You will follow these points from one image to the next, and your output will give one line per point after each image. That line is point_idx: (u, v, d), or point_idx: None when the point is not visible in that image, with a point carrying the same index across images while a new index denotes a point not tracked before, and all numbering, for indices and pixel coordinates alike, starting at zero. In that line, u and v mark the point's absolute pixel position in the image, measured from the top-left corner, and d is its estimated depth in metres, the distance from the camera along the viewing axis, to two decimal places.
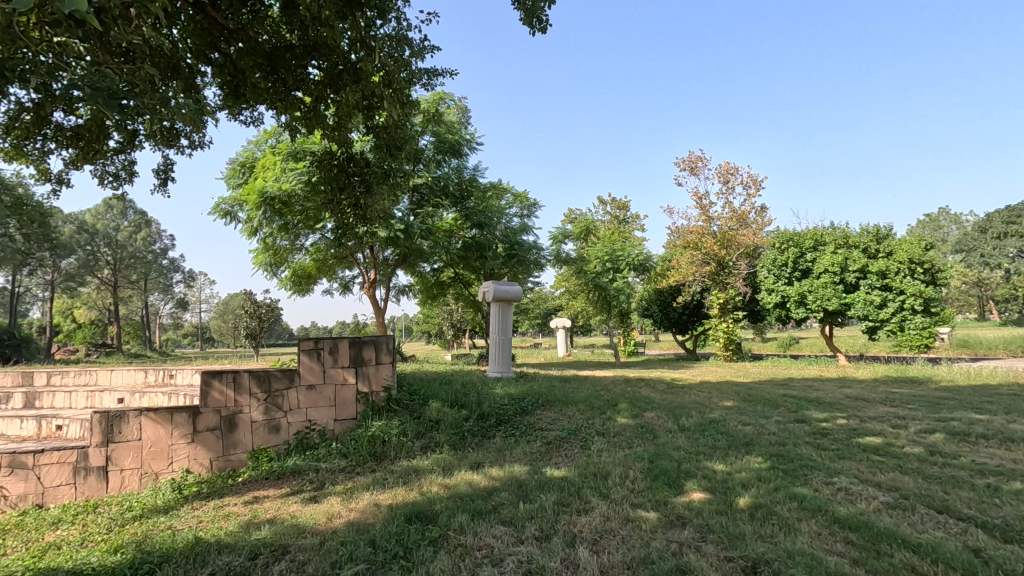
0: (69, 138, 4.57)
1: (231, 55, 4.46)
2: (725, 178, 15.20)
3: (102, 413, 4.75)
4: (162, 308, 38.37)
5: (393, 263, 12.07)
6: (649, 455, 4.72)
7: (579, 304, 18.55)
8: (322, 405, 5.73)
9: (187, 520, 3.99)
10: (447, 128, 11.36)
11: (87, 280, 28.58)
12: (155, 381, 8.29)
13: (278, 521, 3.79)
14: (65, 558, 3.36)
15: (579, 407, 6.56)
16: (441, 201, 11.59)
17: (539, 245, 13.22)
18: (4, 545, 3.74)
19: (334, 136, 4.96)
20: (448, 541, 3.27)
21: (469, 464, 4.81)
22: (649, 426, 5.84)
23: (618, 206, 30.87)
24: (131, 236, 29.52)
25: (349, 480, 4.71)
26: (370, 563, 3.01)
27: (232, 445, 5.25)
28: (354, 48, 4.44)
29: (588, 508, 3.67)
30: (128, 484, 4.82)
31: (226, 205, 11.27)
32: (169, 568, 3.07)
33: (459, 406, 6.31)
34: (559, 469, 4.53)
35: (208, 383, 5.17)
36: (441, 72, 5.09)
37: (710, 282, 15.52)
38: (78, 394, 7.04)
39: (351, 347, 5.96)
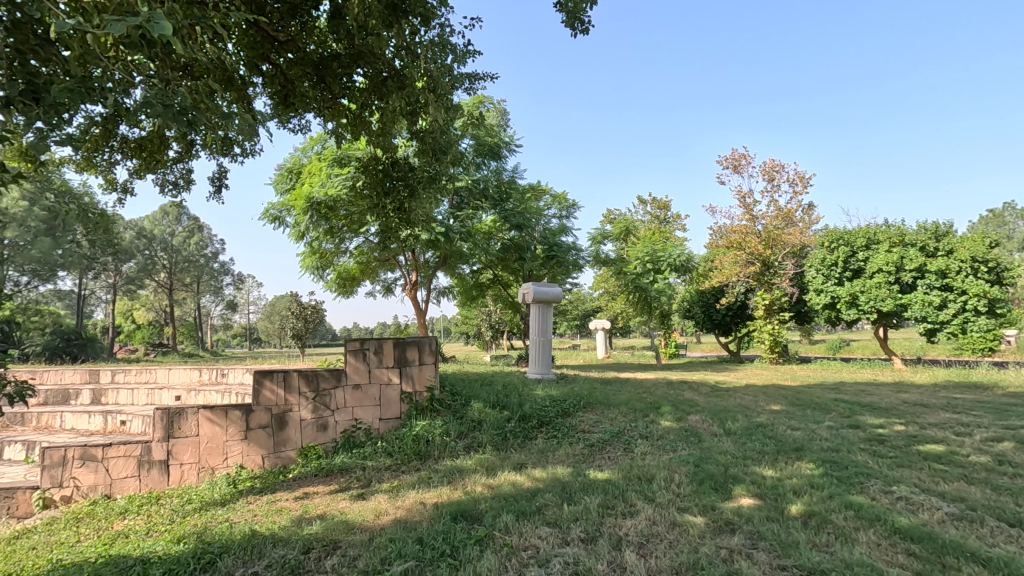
0: (133, 149, 4.83)
1: (281, 66, 4.59)
2: (771, 176, 14.79)
3: (163, 410, 5.01)
4: (213, 309, 40.01)
5: (434, 265, 12.23)
6: (694, 458, 4.64)
7: (619, 305, 18.33)
8: (368, 405, 5.87)
9: (243, 514, 4.16)
10: (486, 131, 11.43)
11: (145, 283, 30.04)
12: (209, 379, 8.65)
13: (328, 517, 3.91)
14: (133, 546, 3.56)
15: (622, 410, 6.52)
16: (481, 203, 11.66)
17: (578, 246, 13.18)
18: (79, 533, 3.99)
19: (379, 142, 5.06)
20: (494, 540, 3.30)
21: (512, 464, 4.84)
22: (694, 429, 5.73)
23: (659, 206, 30.37)
24: (185, 241, 30.81)
25: (395, 478, 4.81)
26: (419, 561, 3.06)
27: (282, 442, 5.44)
28: (399, 54, 4.54)
29: (634, 511, 3.64)
30: (187, 478, 5.07)
31: (275, 210, 11.69)
32: (228, 559, 3.21)
33: (501, 406, 6.36)
34: (603, 472, 4.51)
35: (261, 382, 5.39)
36: (483, 76, 5.13)
37: (755, 283, 15.11)
38: (139, 392, 7.43)
39: (395, 348, 6.09)
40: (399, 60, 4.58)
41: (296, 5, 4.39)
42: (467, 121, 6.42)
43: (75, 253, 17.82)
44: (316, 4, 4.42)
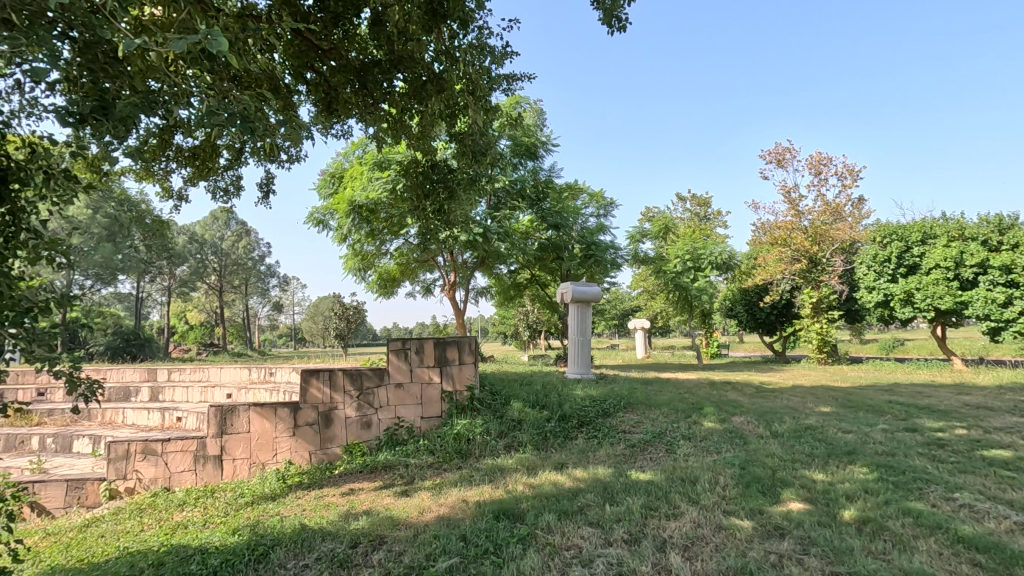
0: (187, 158, 5.06)
1: (324, 73, 4.75)
2: (817, 169, 14.28)
3: (217, 407, 5.24)
4: (260, 310, 41.47)
5: (472, 265, 12.33)
6: (740, 460, 4.54)
7: (659, 304, 18.04)
8: (410, 403, 5.98)
9: (293, 508, 4.31)
10: (524, 132, 11.46)
11: (197, 286, 31.39)
12: (257, 377, 8.97)
13: (374, 513, 4.01)
14: (192, 536, 3.75)
15: (663, 410, 6.42)
16: (518, 203, 11.67)
17: (617, 245, 13.05)
18: (142, 522, 4.22)
19: (419, 145, 5.14)
20: (536, 539, 3.32)
21: (553, 464, 4.84)
22: (739, 431, 5.60)
23: (699, 203, 29.76)
24: (233, 244, 31.99)
25: (437, 476, 4.89)
26: (462, 558, 3.10)
27: (329, 439, 5.60)
28: (438, 58, 4.61)
29: (677, 513, 3.58)
30: (239, 472, 5.27)
31: (319, 214, 12.03)
32: (280, 552, 3.33)
33: (541, 406, 6.36)
34: (645, 473, 4.45)
35: (307, 380, 5.56)
36: (520, 76, 5.15)
37: (801, 281, 14.60)
38: (194, 389, 7.77)
39: (436, 348, 6.18)
40: (438, 63, 4.64)
41: (338, 14, 4.52)
42: (505, 122, 6.46)
43: (134, 257, 18.79)
44: (358, 12, 4.55)
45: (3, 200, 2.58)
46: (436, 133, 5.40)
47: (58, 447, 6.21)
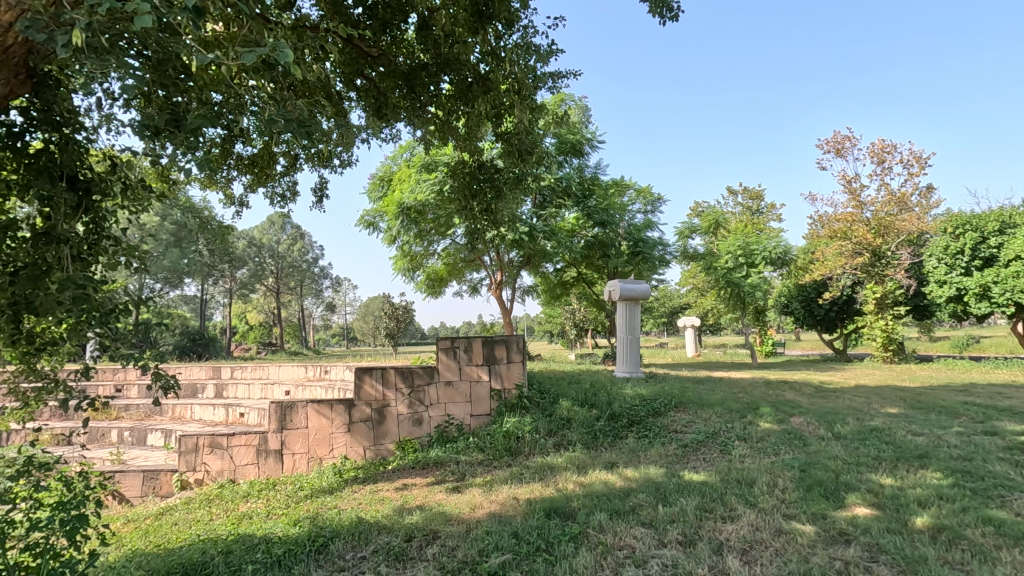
0: (247, 166, 5.28)
1: (374, 79, 4.85)
2: (880, 157, 13.53)
3: (277, 403, 5.48)
4: (314, 310, 43.00)
5: (518, 264, 12.38)
6: (800, 463, 4.36)
7: (709, 301, 17.57)
8: (459, 401, 6.06)
9: (349, 501, 4.46)
10: (569, 129, 11.37)
11: (256, 288, 32.85)
12: (313, 375, 9.31)
13: (426, 508, 4.09)
14: (258, 526, 3.94)
15: (716, 410, 6.26)
16: (564, 201, 11.62)
17: (665, 242, 12.80)
18: (211, 512, 4.46)
19: (466, 146, 5.20)
20: (588, 538, 3.30)
21: (603, 463, 4.80)
22: (798, 432, 5.39)
23: (751, 196, 28.75)
24: (289, 247, 33.30)
25: (487, 473, 4.94)
26: (515, 554, 3.13)
27: (382, 435, 5.75)
28: (484, 59, 4.64)
29: (734, 515, 3.48)
30: (298, 467, 5.49)
31: (369, 217, 12.36)
32: (339, 543, 3.46)
33: (590, 405, 6.32)
34: (699, 474, 4.35)
35: (361, 378, 5.74)
36: (565, 74, 5.12)
37: (863, 275, 13.70)
38: (255, 387, 8.16)
39: (484, 346, 6.23)
40: (484, 64, 4.68)
41: (386, 21, 4.68)
42: (551, 121, 6.44)
43: (199, 261, 19.82)
44: (405, 18, 4.69)
45: (87, 209, 2.81)
46: (482, 133, 5.44)
47: (135, 440, 6.64)
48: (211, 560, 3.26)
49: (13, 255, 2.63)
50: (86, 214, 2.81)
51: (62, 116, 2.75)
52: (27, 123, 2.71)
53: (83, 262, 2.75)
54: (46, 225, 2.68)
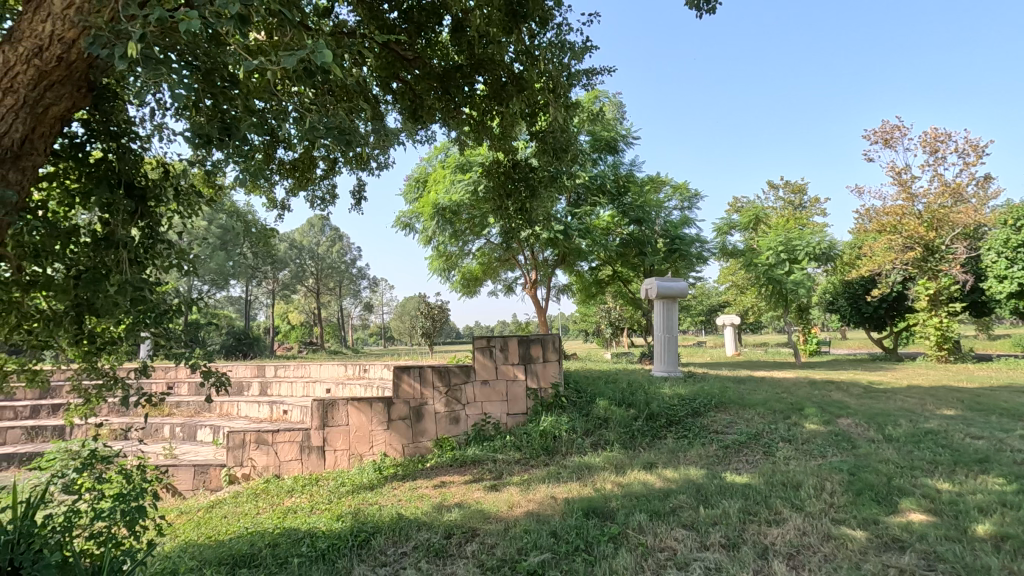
0: (288, 170, 5.43)
1: (410, 82, 4.90)
2: (933, 147, 12.92)
3: (319, 401, 5.63)
4: (352, 311, 43.93)
5: (553, 263, 12.34)
6: (848, 466, 4.21)
7: (750, 299, 17.13)
8: (496, 400, 6.09)
9: (390, 498, 4.53)
10: (603, 126, 11.26)
11: (297, 289, 33.76)
12: (353, 373, 9.49)
13: (465, 505, 4.13)
14: (302, 520, 4.05)
15: (759, 410, 6.10)
16: (599, 199, 11.51)
17: (702, 239, 12.55)
18: (258, 506, 4.61)
19: (501, 145, 5.20)
20: (628, 539, 3.27)
21: (642, 463, 4.74)
22: (846, 434, 5.20)
23: (793, 190, 27.84)
24: (329, 249, 34.13)
25: (525, 472, 4.95)
26: (554, 553, 3.12)
27: (420, 433, 5.83)
28: (518, 58, 4.63)
29: (780, 519, 3.38)
30: (340, 463, 5.62)
31: (406, 218, 12.55)
32: (380, 539, 3.52)
33: (627, 405, 6.25)
34: (741, 476, 4.24)
35: (399, 376, 5.84)
36: (600, 70, 5.07)
37: (915, 271, 13.16)
38: (297, 385, 8.40)
39: (520, 345, 6.24)
40: (518, 63, 4.68)
41: (421, 24, 4.74)
42: (586, 119, 6.39)
43: (244, 264, 20.50)
44: (439, 20, 4.74)
45: (143, 214, 2.96)
46: (516, 133, 5.45)
47: (186, 436, 6.93)
48: (259, 553, 3.38)
49: (75, 260, 2.78)
50: (142, 219, 2.95)
51: (119, 126, 2.88)
52: (87, 135, 2.83)
53: (139, 265, 2.89)
54: (106, 231, 2.83)
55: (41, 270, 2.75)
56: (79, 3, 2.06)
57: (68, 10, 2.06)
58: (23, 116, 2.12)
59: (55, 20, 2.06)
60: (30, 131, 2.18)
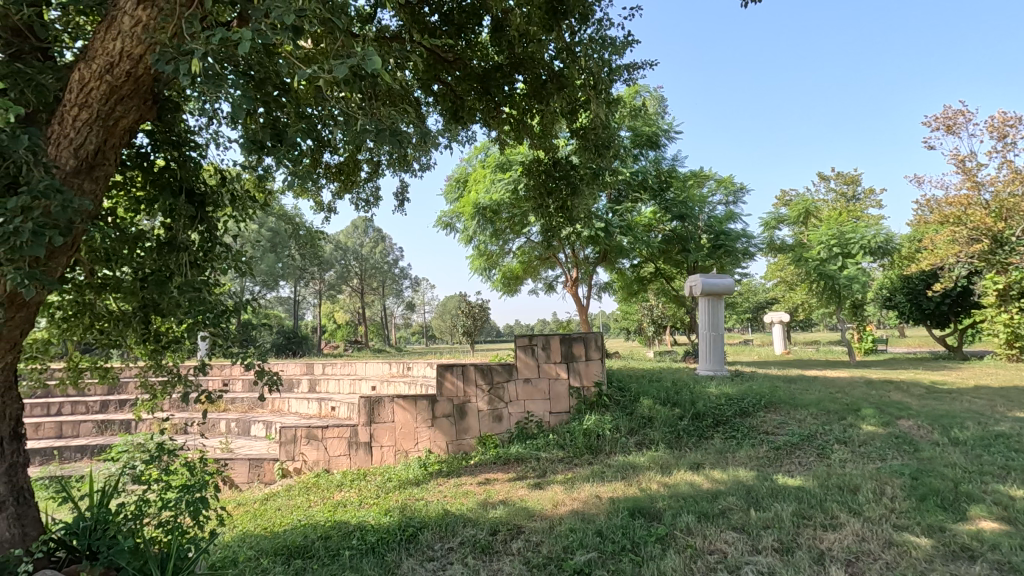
0: (334, 173, 5.58)
1: (450, 83, 4.94)
2: (1000, 132, 12.12)
3: (366, 398, 5.78)
4: (395, 310, 44.79)
5: (594, 260, 12.21)
6: (911, 470, 4.01)
7: (799, 295, 16.51)
8: (539, 398, 6.09)
9: (436, 494, 4.61)
10: (644, 120, 11.06)
11: (342, 289, 34.67)
12: (397, 371, 9.68)
13: (510, 503, 4.16)
14: (352, 514, 4.17)
15: (812, 411, 5.88)
16: (640, 195, 11.33)
17: (749, 234, 12.18)
18: (309, 499, 4.77)
19: (541, 143, 5.19)
20: (676, 540, 3.21)
21: (688, 464, 4.65)
22: (908, 436, 4.95)
23: (845, 181, 26.69)
24: (372, 250, 34.96)
25: (569, 470, 4.92)
26: (600, 552, 3.10)
27: (463, 430, 5.90)
28: (558, 56, 4.61)
29: (837, 524, 3.26)
30: (386, 459, 5.75)
31: (446, 218, 12.70)
32: (427, 534, 3.59)
33: (672, 404, 6.15)
34: (794, 479, 4.10)
35: (443, 374, 5.92)
36: (641, 65, 4.97)
37: (981, 264, 12.38)
38: (344, 382, 8.62)
39: (562, 343, 6.22)
40: (558, 61, 4.66)
41: (461, 25, 4.78)
42: (627, 115, 6.30)
43: (292, 265, 21.17)
44: (479, 20, 4.76)
45: (202, 219, 3.10)
46: (557, 130, 5.42)
47: (241, 431, 7.23)
48: (312, 545, 3.49)
49: (141, 263, 2.97)
50: (202, 224, 3.09)
51: (179, 136, 3.03)
52: (151, 145, 2.99)
53: (199, 268, 3.03)
54: (169, 235, 2.99)
55: (110, 273, 2.96)
56: (146, 20, 2.15)
57: (136, 28, 2.15)
58: (96, 130, 2.28)
59: (124, 37, 2.16)
60: (102, 143, 2.33)
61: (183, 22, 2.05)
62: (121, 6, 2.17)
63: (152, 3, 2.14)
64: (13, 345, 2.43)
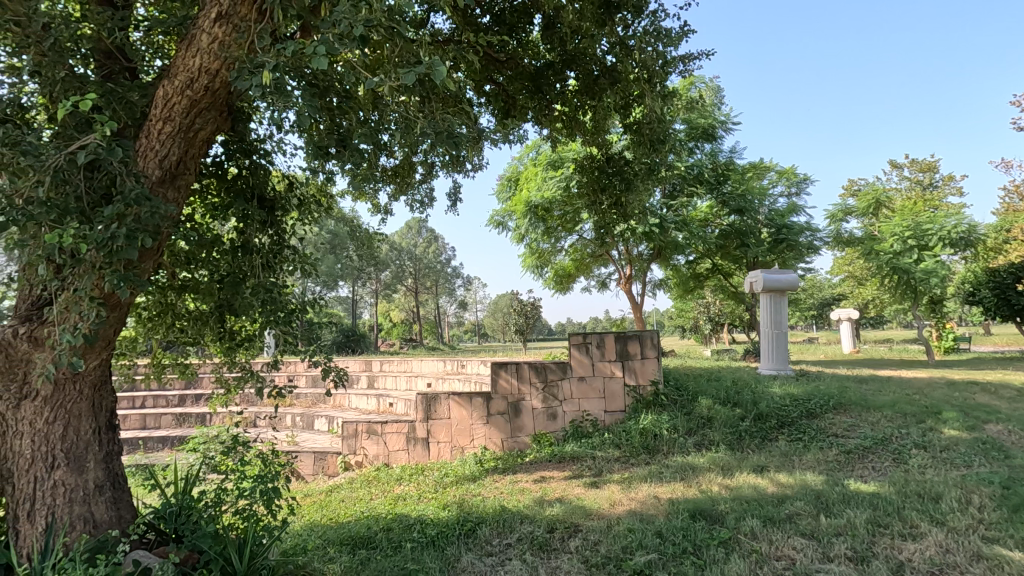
0: (390, 176, 5.74)
1: (502, 83, 4.97)
2: None
3: (423, 395, 5.91)
4: (448, 308, 45.54)
5: (648, 257, 11.98)
6: (1001, 478, 3.71)
7: (870, 291, 15.58)
8: (593, 397, 6.04)
9: (492, 490, 4.66)
10: (699, 112, 10.73)
11: (397, 289, 35.59)
12: (452, 369, 9.83)
13: (566, 501, 4.15)
14: (412, 507, 4.28)
15: (886, 413, 5.54)
16: (696, 189, 11.02)
17: (814, 226, 11.60)
18: (371, 492, 4.93)
19: (594, 139, 5.15)
20: (740, 544, 3.11)
21: (751, 466, 4.49)
22: (996, 442, 4.59)
23: (921, 168, 24.98)
24: (425, 250, 35.74)
25: (625, 470, 4.87)
26: (661, 554, 3.05)
27: (518, 428, 5.94)
28: (611, 51, 4.54)
29: (917, 533, 3.07)
30: (443, 454, 5.87)
31: (499, 217, 12.79)
32: (486, 529, 3.63)
33: (732, 404, 5.95)
34: (868, 484, 3.88)
35: (497, 372, 5.98)
36: (698, 56, 4.83)
37: None
38: (401, 379, 8.85)
39: (617, 341, 6.13)
40: (611, 56, 4.60)
41: (512, 24, 4.78)
42: (683, 107, 6.14)
43: (350, 266, 21.88)
44: (530, 19, 4.76)
45: (272, 224, 3.28)
46: (610, 126, 5.36)
47: (306, 425, 7.56)
48: (375, 536, 3.61)
49: (217, 265, 3.16)
50: (271, 228, 3.28)
51: (250, 144, 3.20)
52: (226, 154, 3.17)
53: (270, 269, 3.18)
54: (242, 240, 3.18)
55: (190, 275, 3.17)
56: (221, 37, 2.28)
57: (213, 44, 2.28)
58: (178, 142, 2.44)
59: (203, 54, 2.30)
60: (183, 153, 2.49)
61: (257, 38, 2.16)
62: (200, 25, 2.30)
63: (227, 20, 2.27)
64: (108, 343, 2.64)
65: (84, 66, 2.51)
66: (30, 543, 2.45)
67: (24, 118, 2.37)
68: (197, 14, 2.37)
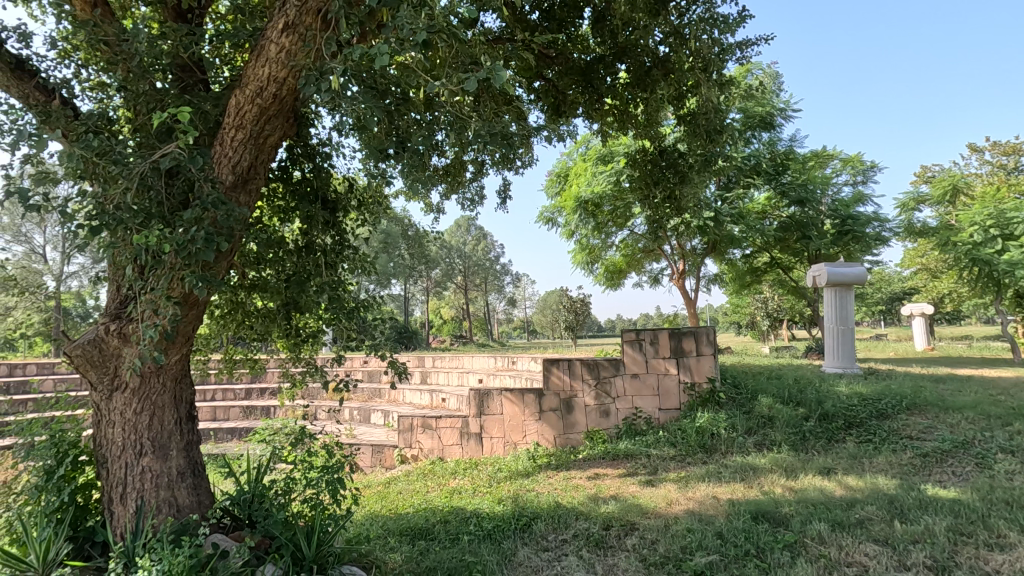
0: (442, 176, 5.84)
1: (553, 79, 4.93)
2: None
3: (476, 391, 5.99)
4: (497, 305, 45.84)
5: (702, 251, 11.65)
6: None
7: (946, 284, 14.58)
8: (647, 394, 5.94)
9: (546, 486, 4.68)
10: (755, 100, 10.33)
11: (448, 287, 36.13)
12: (503, 365, 9.90)
13: (621, 498, 4.11)
14: (469, 501, 4.35)
15: (967, 415, 5.18)
16: (753, 179, 10.61)
17: (882, 216, 10.96)
18: (427, 485, 5.05)
19: (647, 132, 5.05)
20: (807, 549, 3.00)
21: (817, 468, 4.31)
22: None
23: (1004, 151, 23.11)
24: (474, 247, 36.13)
25: (681, 469, 4.77)
26: (722, 556, 2.98)
27: (571, 425, 5.92)
28: (665, 41, 4.44)
29: (1005, 543, 2.87)
30: (496, 449, 5.94)
31: (548, 213, 12.77)
32: (541, 524, 3.65)
33: (795, 403, 5.72)
34: (948, 490, 3.65)
35: (549, 369, 5.99)
36: (756, 42, 4.66)
37: None
38: (453, 375, 9.00)
39: (671, 338, 5.99)
40: (664, 46, 4.50)
41: (562, 20, 4.75)
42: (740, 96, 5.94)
43: (403, 264, 22.43)
44: (580, 13, 4.72)
45: (334, 224, 3.40)
46: (663, 118, 5.25)
47: (363, 418, 7.81)
48: (433, 528, 3.70)
49: (283, 264, 3.30)
50: (333, 228, 3.42)
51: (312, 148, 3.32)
52: (290, 158, 3.31)
53: (331, 267, 3.30)
54: (306, 239, 3.32)
55: (258, 274, 3.33)
56: (289, 46, 2.38)
57: (281, 53, 2.39)
58: (249, 148, 2.57)
59: (271, 63, 2.41)
60: (254, 159, 2.62)
61: (322, 46, 2.25)
62: (268, 36, 2.41)
63: (294, 29, 2.36)
64: (187, 338, 2.81)
65: (165, 80, 2.68)
66: (123, 523, 2.65)
67: (113, 130, 2.55)
68: (265, 25, 2.48)
